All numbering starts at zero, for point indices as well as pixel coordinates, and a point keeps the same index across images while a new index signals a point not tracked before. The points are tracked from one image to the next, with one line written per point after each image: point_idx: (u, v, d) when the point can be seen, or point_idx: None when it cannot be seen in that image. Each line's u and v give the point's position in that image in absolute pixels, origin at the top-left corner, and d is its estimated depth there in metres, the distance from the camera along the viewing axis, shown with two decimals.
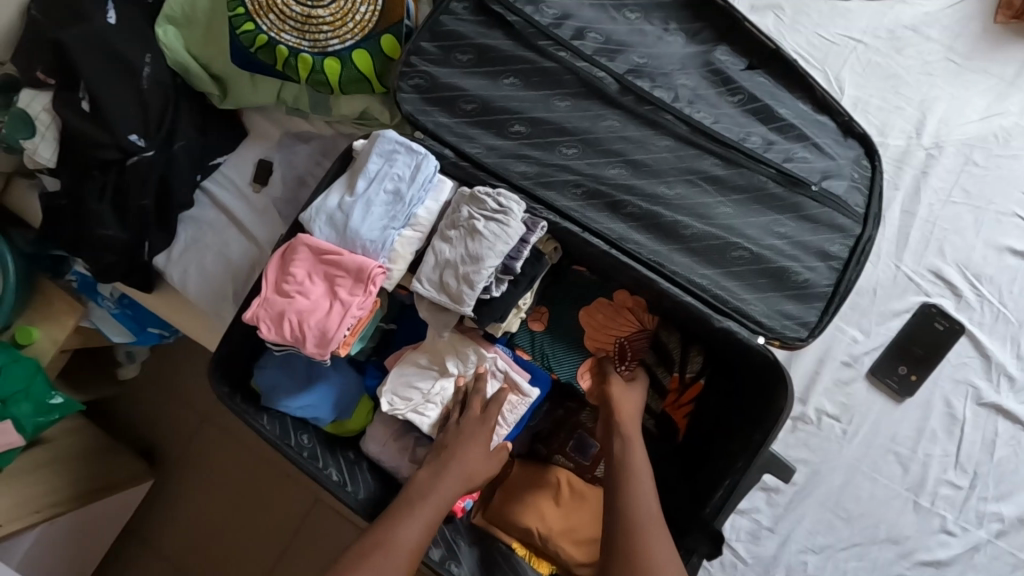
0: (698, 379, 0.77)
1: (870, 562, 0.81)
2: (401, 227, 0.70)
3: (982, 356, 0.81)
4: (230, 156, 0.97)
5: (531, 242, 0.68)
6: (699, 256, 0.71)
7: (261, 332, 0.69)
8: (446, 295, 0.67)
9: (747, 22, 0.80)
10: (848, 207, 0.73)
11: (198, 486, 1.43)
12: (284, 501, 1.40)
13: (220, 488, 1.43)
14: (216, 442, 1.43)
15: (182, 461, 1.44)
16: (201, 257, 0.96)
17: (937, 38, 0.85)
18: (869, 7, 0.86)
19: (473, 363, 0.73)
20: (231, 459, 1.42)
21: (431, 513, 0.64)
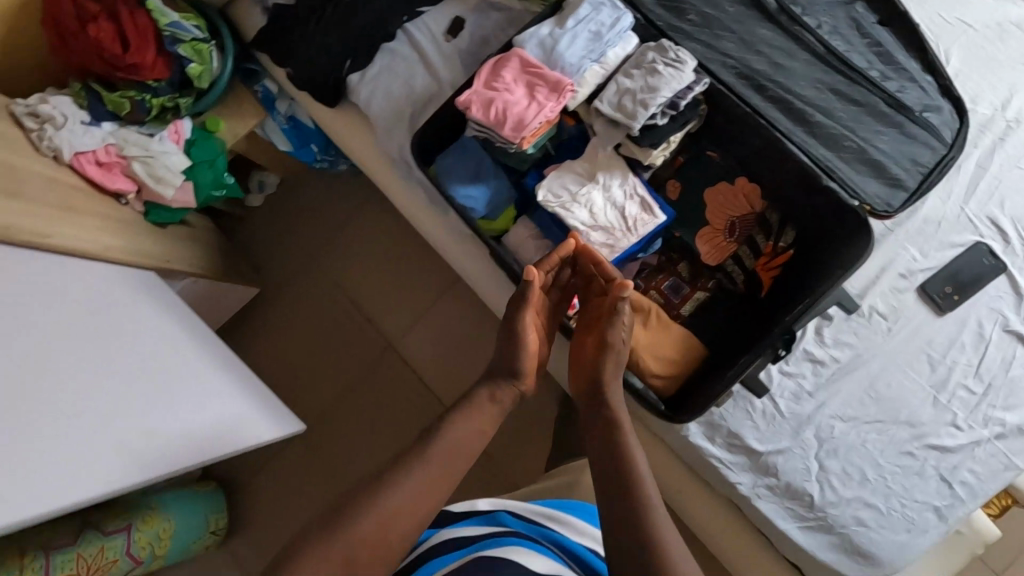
0: (788, 249, 0.95)
1: (887, 437, 0.98)
2: (594, 61, 0.89)
3: (1016, 294, 0.99)
4: (432, 9, 1.18)
5: (694, 90, 0.87)
6: (821, 140, 0.90)
7: (471, 112, 0.88)
8: (621, 112, 0.86)
9: None
10: (940, 135, 0.91)
11: (297, 313, 1.63)
12: (365, 341, 1.59)
13: (310, 317, 1.62)
14: (317, 277, 1.64)
15: (283, 289, 1.64)
16: (390, 82, 1.16)
17: None
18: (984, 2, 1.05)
19: (618, 184, 0.91)
20: (326, 294, 1.63)
21: (474, 424, 0.75)
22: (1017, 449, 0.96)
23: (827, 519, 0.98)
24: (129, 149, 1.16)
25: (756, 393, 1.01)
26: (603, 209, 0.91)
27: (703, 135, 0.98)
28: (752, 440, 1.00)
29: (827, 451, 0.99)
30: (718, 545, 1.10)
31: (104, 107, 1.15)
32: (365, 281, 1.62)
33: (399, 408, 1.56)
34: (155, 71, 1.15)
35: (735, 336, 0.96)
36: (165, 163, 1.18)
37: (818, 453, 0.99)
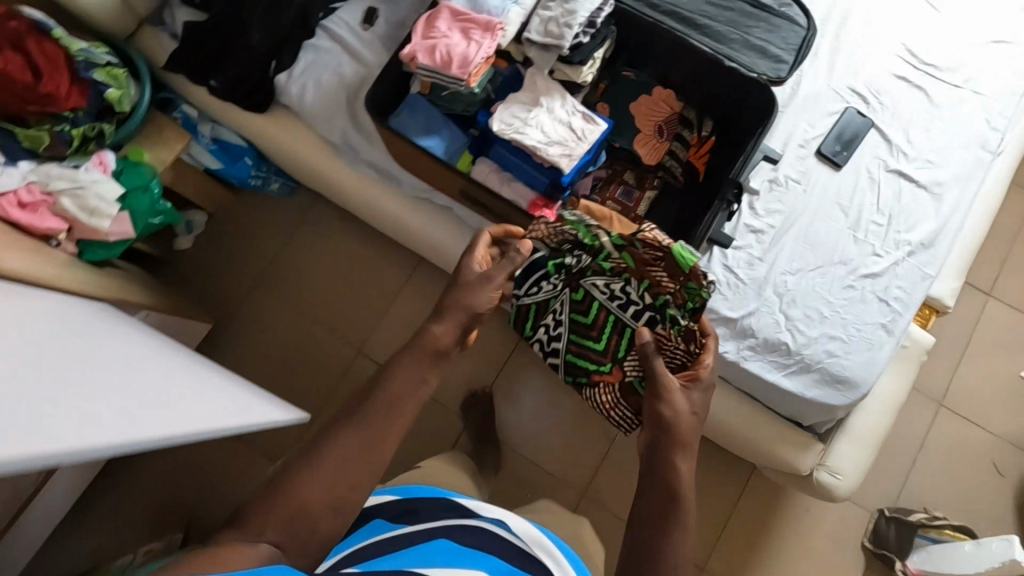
0: (710, 136, 1.10)
1: (830, 277, 1.14)
2: (514, 3, 1.00)
3: (886, 142, 1.20)
4: (344, 5, 1.25)
5: (606, 10, 1.00)
6: (710, 37, 1.07)
7: (418, 60, 0.96)
8: (549, 37, 0.97)
9: None
10: (798, 20, 1.11)
11: (263, 341, 1.57)
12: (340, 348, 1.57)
13: (275, 335, 1.58)
14: (274, 295, 1.59)
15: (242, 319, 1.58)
16: (319, 76, 1.21)
17: None
18: None
19: (558, 104, 1.02)
20: (274, 316, 1.58)
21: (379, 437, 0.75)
22: (926, 262, 1.15)
23: (805, 359, 1.10)
24: (55, 184, 1.10)
25: (705, 279, 1.13)
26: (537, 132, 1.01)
27: (619, 71, 1.14)
28: (726, 309, 1.12)
29: (788, 302, 1.13)
30: (725, 427, 1.20)
31: (19, 146, 1.09)
32: (332, 290, 1.59)
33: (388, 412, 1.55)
34: (72, 100, 1.10)
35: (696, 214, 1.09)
36: (97, 191, 1.13)
37: (781, 306, 1.13)
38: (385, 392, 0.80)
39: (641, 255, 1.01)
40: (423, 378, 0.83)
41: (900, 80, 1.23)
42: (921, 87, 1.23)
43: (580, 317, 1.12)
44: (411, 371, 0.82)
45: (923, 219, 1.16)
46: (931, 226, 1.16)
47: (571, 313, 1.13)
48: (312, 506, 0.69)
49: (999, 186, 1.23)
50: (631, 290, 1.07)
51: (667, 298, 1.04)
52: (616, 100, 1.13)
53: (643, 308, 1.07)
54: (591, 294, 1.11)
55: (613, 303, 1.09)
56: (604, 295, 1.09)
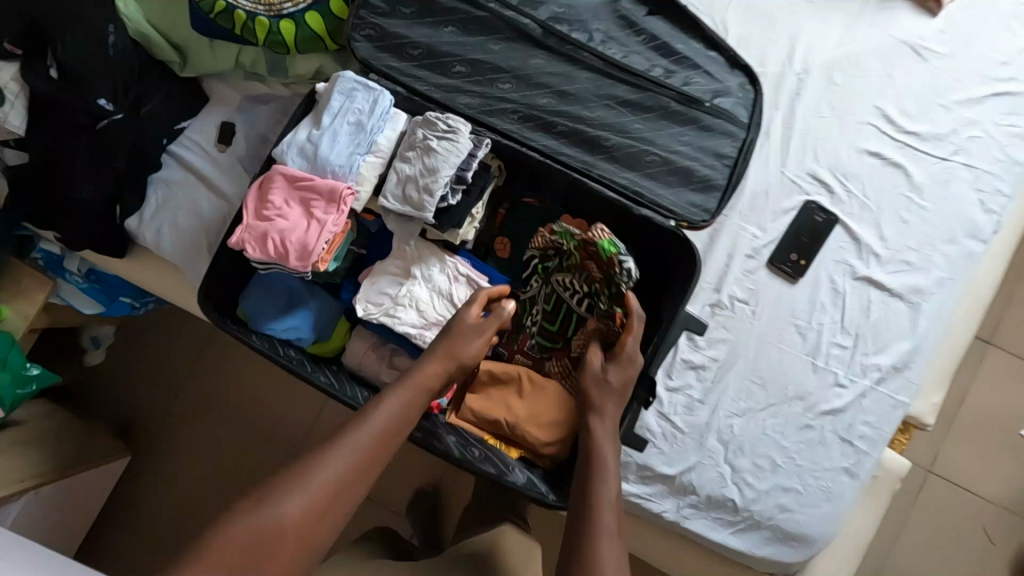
0: (631, 274, 0.88)
1: (783, 417, 0.98)
2: (365, 154, 0.80)
3: (855, 241, 0.99)
4: (193, 121, 1.04)
5: (478, 156, 0.79)
6: (620, 162, 0.85)
7: (248, 252, 0.78)
8: (409, 205, 0.78)
9: None
10: (735, 118, 0.89)
11: (184, 469, 1.44)
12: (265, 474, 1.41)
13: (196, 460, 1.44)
14: (192, 414, 1.45)
15: (160, 444, 1.44)
16: (175, 216, 1.02)
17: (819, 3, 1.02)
18: None
19: (438, 270, 0.84)
20: (195, 427, 1.44)
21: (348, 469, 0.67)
22: (898, 388, 0.98)
23: (754, 516, 0.97)
24: None
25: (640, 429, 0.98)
26: (416, 310, 0.84)
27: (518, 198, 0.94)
28: (663, 466, 0.98)
29: (734, 451, 0.98)
30: None
31: None
32: (252, 405, 1.43)
33: None
34: None
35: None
36: None
37: (726, 456, 0.98)
38: (378, 421, 0.71)
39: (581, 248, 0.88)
40: (419, 405, 0.75)
41: (870, 158, 1.00)
42: (900, 164, 1.00)
43: (547, 322, 0.95)
44: (398, 404, 0.73)
45: (895, 337, 0.98)
46: (904, 346, 0.98)
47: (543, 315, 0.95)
48: (269, 537, 0.61)
49: (991, 279, 1.03)
50: (578, 283, 0.92)
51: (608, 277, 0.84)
52: (518, 234, 0.95)
53: (595, 296, 0.91)
54: (553, 291, 0.94)
55: (573, 298, 0.92)
56: (566, 289, 0.92)
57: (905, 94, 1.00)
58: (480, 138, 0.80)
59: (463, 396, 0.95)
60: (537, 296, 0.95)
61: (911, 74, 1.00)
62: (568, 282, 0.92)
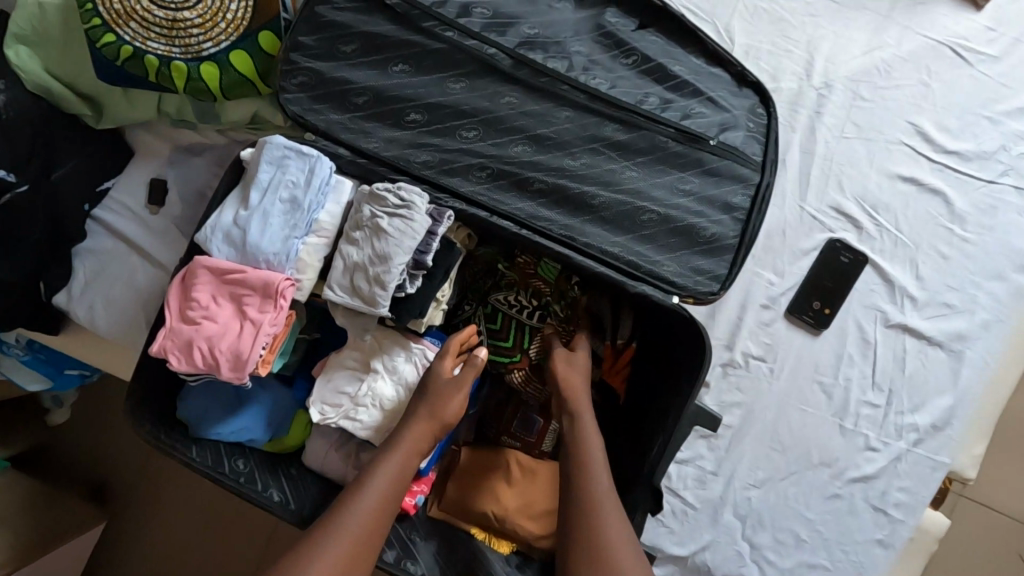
0: (630, 343, 0.77)
1: (808, 486, 0.87)
2: (304, 236, 0.67)
3: (887, 283, 0.86)
4: (119, 179, 0.92)
5: (439, 234, 0.66)
6: (610, 224, 0.72)
7: (171, 364, 0.65)
8: (359, 298, 0.65)
9: None
10: (745, 157, 0.75)
11: (158, 539, 1.34)
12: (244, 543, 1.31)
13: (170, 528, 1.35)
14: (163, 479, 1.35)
15: (133, 511, 1.35)
16: (108, 291, 0.90)
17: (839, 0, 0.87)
18: None
19: (402, 360, 0.72)
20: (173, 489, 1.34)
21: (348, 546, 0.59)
22: (938, 448, 0.87)
23: None
24: None
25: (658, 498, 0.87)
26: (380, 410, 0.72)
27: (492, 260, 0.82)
28: (673, 547, 0.87)
29: (752, 526, 0.87)
30: None
31: None
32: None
33: None
34: None
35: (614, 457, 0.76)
36: None
37: (744, 532, 0.87)
38: (376, 489, 0.63)
39: (515, 265, 0.78)
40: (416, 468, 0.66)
41: (904, 184, 0.86)
42: (939, 190, 0.86)
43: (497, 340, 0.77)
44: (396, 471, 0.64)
45: (933, 392, 0.86)
46: (944, 402, 0.86)
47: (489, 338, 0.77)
48: None
49: None
50: (527, 298, 0.77)
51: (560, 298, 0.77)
52: None
53: (548, 307, 0.77)
54: (497, 309, 0.77)
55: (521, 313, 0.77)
56: (511, 305, 0.77)
57: (943, 106, 0.86)
58: (440, 209, 0.67)
59: (446, 486, 0.84)
60: (475, 317, 0.78)
61: (949, 82, 0.86)
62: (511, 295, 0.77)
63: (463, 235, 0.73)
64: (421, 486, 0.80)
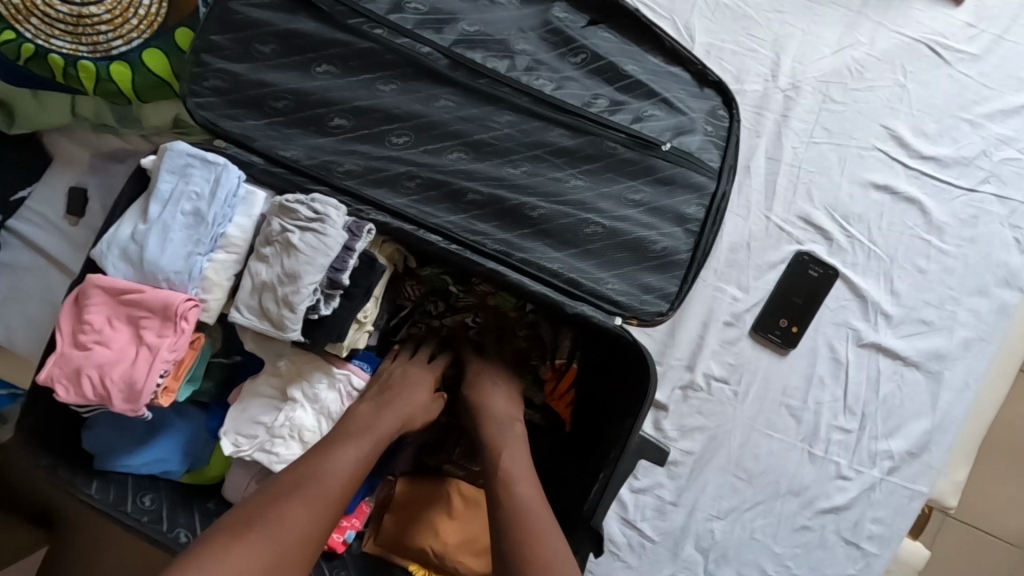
0: (572, 363, 0.73)
1: (775, 518, 0.81)
2: (209, 253, 0.61)
3: (859, 298, 0.80)
4: (36, 187, 0.85)
5: (357, 249, 0.60)
6: (551, 238, 0.66)
7: (59, 394, 0.59)
8: (267, 321, 0.59)
9: None
10: (702, 164, 0.68)
11: (100, 574, 1.27)
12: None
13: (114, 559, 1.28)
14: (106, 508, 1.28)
15: (75, 543, 1.28)
16: (24, 307, 0.84)
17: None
18: None
19: (324, 387, 0.66)
20: None
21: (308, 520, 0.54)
22: (916, 475, 0.80)
23: None
24: None
25: (613, 527, 0.81)
26: (299, 443, 0.65)
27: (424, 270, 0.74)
28: None
29: (715, 560, 0.81)
30: None
31: None
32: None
33: None
34: None
35: (560, 487, 0.71)
36: None
37: (707, 566, 0.81)
38: (337, 466, 0.59)
39: (472, 290, 0.72)
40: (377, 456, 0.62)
41: (879, 192, 0.80)
42: (915, 200, 0.80)
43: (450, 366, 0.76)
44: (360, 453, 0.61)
45: (910, 416, 0.80)
46: (921, 427, 0.80)
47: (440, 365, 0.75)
48: None
49: None
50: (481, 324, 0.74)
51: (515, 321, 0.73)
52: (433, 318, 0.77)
53: (504, 331, 0.74)
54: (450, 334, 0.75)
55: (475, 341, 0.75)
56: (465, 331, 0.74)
57: (919, 109, 0.80)
58: (359, 223, 0.61)
59: (381, 521, 0.77)
60: (423, 342, 0.75)
61: (926, 83, 0.80)
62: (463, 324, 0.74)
63: (389, 250, 0.68)
64: (352, 521, 0.74)
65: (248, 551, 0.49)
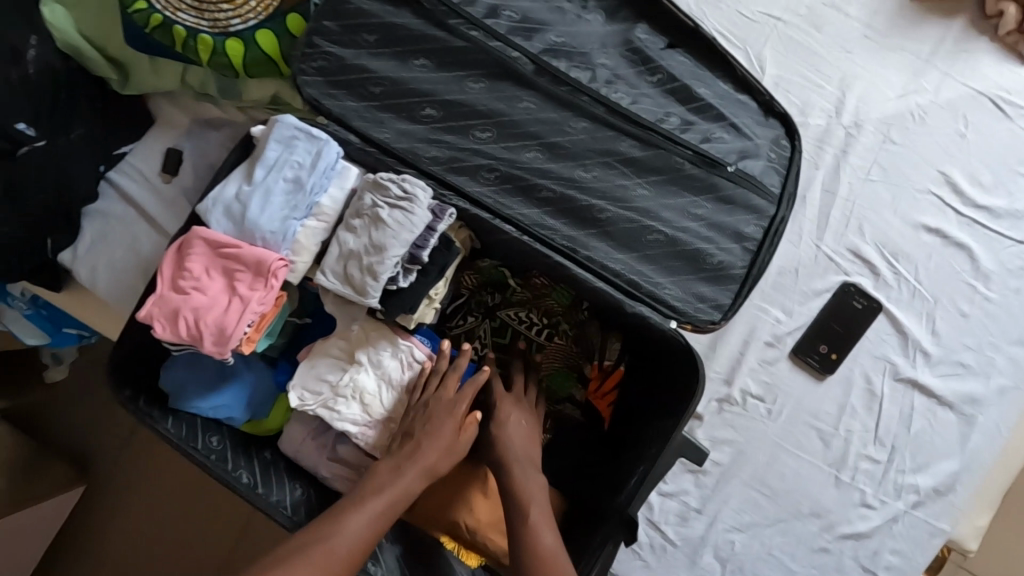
0: (618, 365, 0.76)
1: (794, 538, 0.83)
2: (302, 219, 0.66)
3: (900, 334, 0.83)
4: (137, 145, 0.92)
5: (438, 230, 0.65)
6: (614, 240, 0.70)
7: (156, 331, 0.65)
8: (350, 286, 0.64)
9: (679, 11, 0.80)
10: (763, 188, 0.72)
11: (132, 516, 1.34)
12: (215, 537, 1.30)
13: (141, 507, 1.33)
14: (139, 458, 1.34)
15: (105, 489, 1.34)
16: (112, 254, 0.91)
17: (880, 40, 0.85)
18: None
19: (388, 355, 0.71)
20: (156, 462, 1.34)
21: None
22: (938, 513, 0.82)
23: None
24: None
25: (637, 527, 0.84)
26: (360, 404, 0.70)
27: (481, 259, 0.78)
28: None
29: (731, 572, 0.83)
30: None
31: None
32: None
33: None
34: None
35: (594, 481, 0.75)
36: None
37: None
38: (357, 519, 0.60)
39: (529, 283, 0.76)
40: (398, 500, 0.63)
41: (929, 234, 0.83)
42: (964, 245, 0.82)
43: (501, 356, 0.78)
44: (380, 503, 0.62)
45: (938, 455, 0.82)
46: (948, 467, 0.82)
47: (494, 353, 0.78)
48: None
49: None
50: (537, 316, 0.77)
51: (567, 318, 0.77)
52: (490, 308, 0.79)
53: (557, 326, 0.77)
54: (506, 325, 0.78)
55: (530, 332, 0.77)
56: (521, 322, 0.77)
57: (978, 158, 0.83)
58: (443, 206, 0.66)
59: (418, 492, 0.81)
60: (481, 329, 0.77)
61: (986, 134, 0.83)
62: (521, 314, 0.77)
63: (464, 235, 0.72)
64: None
65: None
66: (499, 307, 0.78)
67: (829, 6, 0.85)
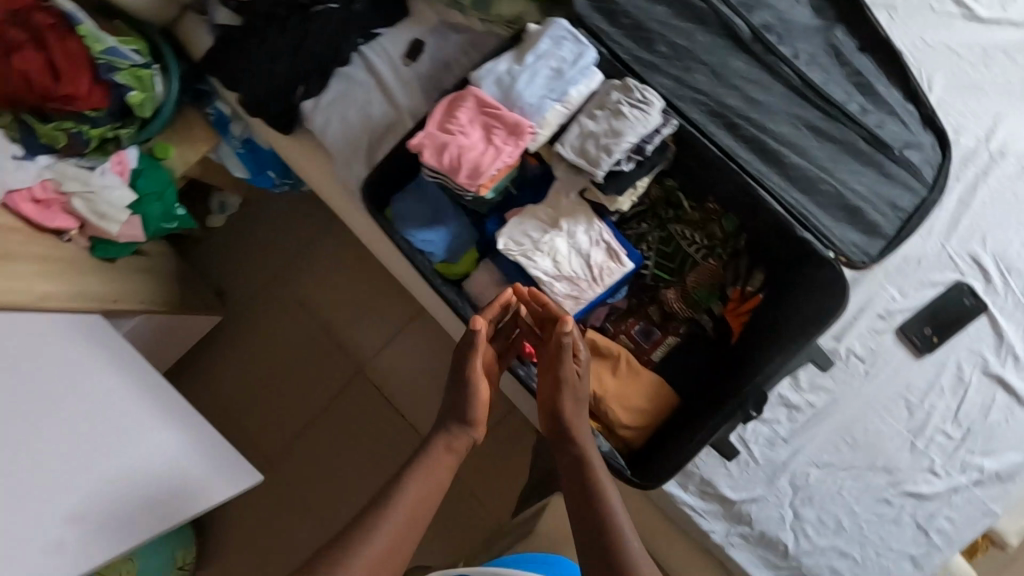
0: (757, 293, 0.91)
1: (863, 484, 0.95)
2: (554, 101, 0.83)
3: (997, 336, 0.95)
4: (388, 30, 1.11)
5: (661, 133, 0.81)
6: (794, 182, 0.85)
7: (423, 157, 0.82)
8: (584, 159, 0.80)
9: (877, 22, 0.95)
10: (919, 174, 0.87)
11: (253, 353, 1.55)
12: (323, 381, 1.53)
13: (262, 346, 1.55)
14: (270, 307, 1.56)
15: (236, 325, 1.55)
16: (347, 111, 1.09)
17: None
18: (981, 37, 1.00)
19: (583, 229, 0.86)
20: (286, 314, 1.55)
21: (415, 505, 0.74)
22: (994, 495, 0.94)
23: (802, 568, 0.95)
24: (68, 184, 1.09)
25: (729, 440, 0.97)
26: (552, 261, 0.86)
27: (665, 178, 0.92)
28: (726, 488, 0.97)
29: (802, 499, 0.96)
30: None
31: (36, 142, 1.06)
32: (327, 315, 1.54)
33: (373, 440, 1.51)
34: (92, 101, 1.06)
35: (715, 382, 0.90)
36: (107, 197, 1.11)
37: (792, 501, 0.96)
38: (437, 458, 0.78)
39: (703, 208, 0.91)
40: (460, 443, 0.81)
41: None
42: None
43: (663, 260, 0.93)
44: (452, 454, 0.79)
45: (1006, 446, 0.94)
46: (1014, 458, 0.93)
47: (657, 257, 0.93)
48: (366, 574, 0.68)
49: None
50: (700, 237, 0.92)
51: (726, 243, 0.92)
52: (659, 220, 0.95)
53: (714, 248, 0.92)
54: (672, 237, 0.93)
55: (691, 248, 0.93)
56: (686, 238, 0.92)
57: None
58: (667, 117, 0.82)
59: None
60: (650, 236, 0.93)
61: None
62: (687, 231, 0.92)
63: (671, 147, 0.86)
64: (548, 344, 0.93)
65: (379, 538, 0.70)
66: (669, 222, 0.93)
67: (999, 51, 1.00)
